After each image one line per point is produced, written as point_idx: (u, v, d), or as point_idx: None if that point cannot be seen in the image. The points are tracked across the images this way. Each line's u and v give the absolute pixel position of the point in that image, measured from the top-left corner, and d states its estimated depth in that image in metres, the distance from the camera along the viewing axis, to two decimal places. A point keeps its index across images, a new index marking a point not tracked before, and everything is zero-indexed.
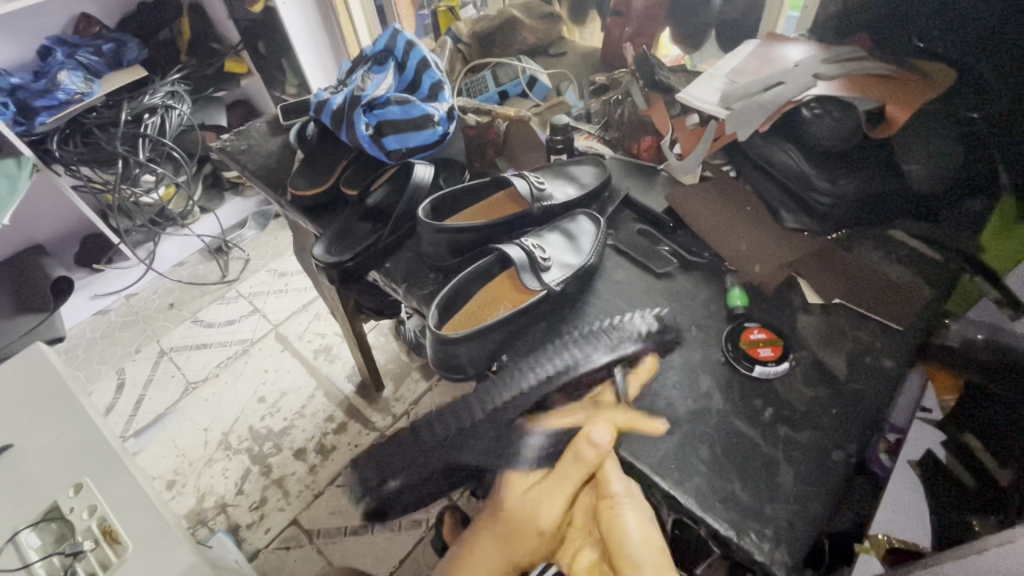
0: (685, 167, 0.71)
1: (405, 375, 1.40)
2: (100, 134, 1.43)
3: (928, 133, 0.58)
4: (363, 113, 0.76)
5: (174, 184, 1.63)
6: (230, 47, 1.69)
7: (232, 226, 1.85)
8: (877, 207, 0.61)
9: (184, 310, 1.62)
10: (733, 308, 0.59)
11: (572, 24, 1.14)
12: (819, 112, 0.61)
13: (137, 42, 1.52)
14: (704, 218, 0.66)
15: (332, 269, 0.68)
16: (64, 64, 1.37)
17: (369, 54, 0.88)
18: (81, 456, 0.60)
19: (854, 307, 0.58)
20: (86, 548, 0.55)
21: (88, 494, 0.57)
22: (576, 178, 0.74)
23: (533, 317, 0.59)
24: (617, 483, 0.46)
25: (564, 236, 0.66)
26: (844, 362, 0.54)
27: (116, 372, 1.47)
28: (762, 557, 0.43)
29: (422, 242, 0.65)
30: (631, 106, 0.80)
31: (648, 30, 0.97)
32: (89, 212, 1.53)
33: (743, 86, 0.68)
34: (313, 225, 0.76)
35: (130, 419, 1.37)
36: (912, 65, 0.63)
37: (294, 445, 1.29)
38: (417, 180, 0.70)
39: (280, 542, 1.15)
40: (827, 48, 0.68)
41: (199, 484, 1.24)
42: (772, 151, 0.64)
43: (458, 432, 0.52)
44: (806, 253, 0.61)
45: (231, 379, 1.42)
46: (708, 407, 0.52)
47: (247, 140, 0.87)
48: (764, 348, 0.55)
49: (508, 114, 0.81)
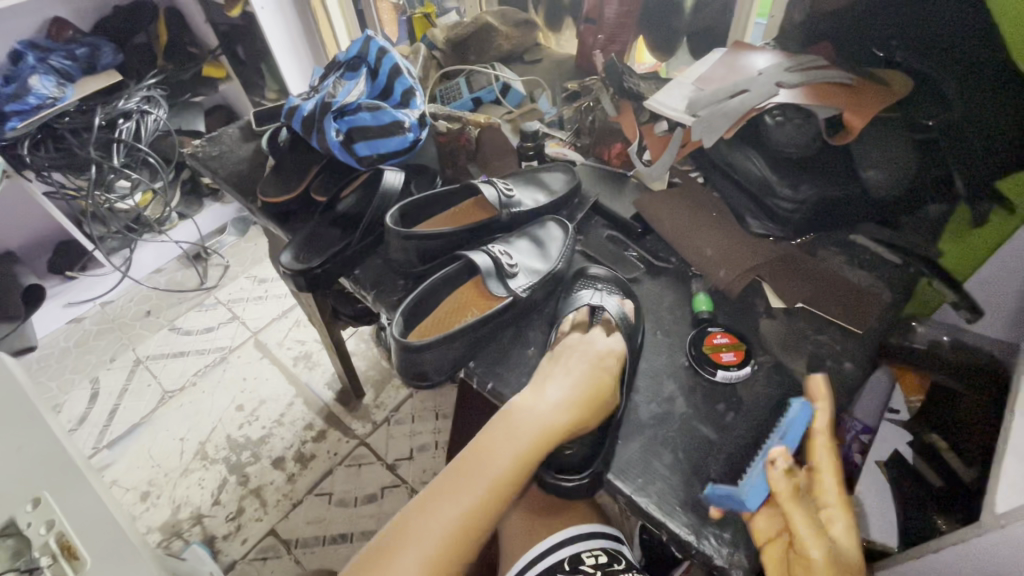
0: (654, 173, 0.72)
1: (386, 381, 1.39)
2: (73, 139, 1.41)
3: (882, 139, 0.59)
4: (334, 119, 0.76)
5: (151, 190, 1.61)
6: (209, 52, 1.68)
7: (211, 232, 1.83)
8: (839, 213, 0.62)
9: (162, 318, 1.59)
10: (699, 313, 0.60)
11: (548, 31, 1.15)
12: (782, 119, 0.61)
13: (112, 47, 1.50)
14: (670, 223, 0.66)
15: (300, 275, 0.67)
16: (35, 68, 1.35)
17: (342, 60, 0.88)
18: (42, 468, 0.56)
19: (815, 310, 0.59)
20: (42, 564, 0.52)
21: (48, 508, 0.54)
22: (546, 185, 0.74)
23: (500, 323, 0.59)
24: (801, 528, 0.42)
25: (533, 242, 0.66)
26: (804, 366, 0.56)
27: (90, 381, 1.45)
28: (721, 560, 0.43)
29: (390, 249, 0.65)
30: (602, 113, 0.82)
31: (620, 38, 0.98)
32: (62, 219, 1.50)
33: (709, 93, 0.69)
34: (283, 232, 0.76)
35: (103, 430, 1.34)
36: (870, 73, 0.64)
37: (272, 454, 1.27)
38: (387, 186, 0.70)
39: (258, 552, 1.13)
40: (791, 57, 0.70)
41: (175, 495, 1.21)
42: (737, 158, 0.64)
43: (495, 367, 0.57)
44: (770, 259, 0.62)
45: (208, 387, 1.40)
46: (670, 411, 0.52)
47: (219, 146, 0.87)
48: (726, 353, 0.55)
49: (479, 121, 0.84)
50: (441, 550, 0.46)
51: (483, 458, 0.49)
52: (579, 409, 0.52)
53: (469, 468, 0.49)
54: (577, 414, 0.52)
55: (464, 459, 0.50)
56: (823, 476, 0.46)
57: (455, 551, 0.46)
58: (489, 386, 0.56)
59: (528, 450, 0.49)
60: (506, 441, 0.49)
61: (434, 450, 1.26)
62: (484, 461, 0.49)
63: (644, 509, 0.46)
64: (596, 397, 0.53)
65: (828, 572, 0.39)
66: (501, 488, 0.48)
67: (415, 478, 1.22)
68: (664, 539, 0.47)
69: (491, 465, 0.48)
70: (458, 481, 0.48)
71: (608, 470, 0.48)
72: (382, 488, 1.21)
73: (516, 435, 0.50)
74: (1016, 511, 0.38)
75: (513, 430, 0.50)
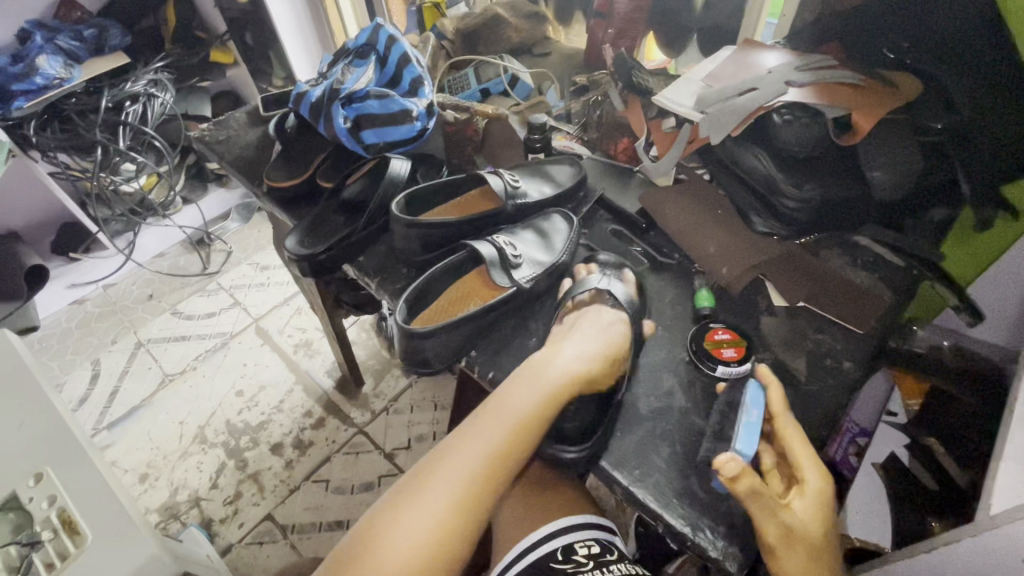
0: (661, 168, 0.72)
1: (386, 371, 1.39)
2: (80, 120, 1.41)
3: (891, 140, 0.59)
4: (342, 106, 0.76)
5: (155, 174, 1.62)
6: (216, 37, 1.67)
7: (214, 218, 1.83)
8: (844, 213, 0.62)
9: (164, 302, 1.60)
10: (700, 308, 0.60)
11: (557, 24, 1.15)
12: (789, 118, 0.61)
13: (121, 29, 1.50)
14: (674, 219, 0.66)
15: (304, 261, 0.68)
16: (43, 49, 1.35)
17: (351, 48, 0.88)
18: (46, 442, 0.58)
19: (818, 310, 0.59)
20: (45, 538, 0.54)
21: (49, 483, 0.56)
22: (552, 177, 0.74)
23: (503, 313, 0.59)
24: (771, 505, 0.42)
25: (537, 234, 0.67)
26: (804, 364, 0.56)
27: (91, 363, 1.45)
28: (715, 553, 0.44)
29: (395, 237, 0.65)
30: (608, 108, 0.82)
31: (630, 32, 0.98)
32: (67, 200, 1.50)
33: (717, 89, 0.69)
34: (289, 217, 0.76)
35: (103, 411, 1.35)
36: (880, 74, 0.64)
37: (271, 440, 1.28)
38: (393, 174, 0.70)
39: (254, 536, 1.14)
40: (801, 56, 0.69)
41: (173, 477, 1.22)
42: (743, 155, 0.65)
43: (496, 355, 0.57)
44: (775, 257, 0.62)
45: (209, 372, 1.41)
46: (669, 405, 0.53)
47: (226, 130, 0.87)
48: (727, 349, 0.55)
49: (487, 111, 0.83)
50: (460, 493, 0.48)
51: (503, 403, 0.52)
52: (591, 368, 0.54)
53: (491, 410, 0.51)
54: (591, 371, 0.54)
55: (480, 411, 0.52)
56: (794, 448, 0.45)
57: (479, 485, 0.48)
58: (490, 375, 0.56)
59: (543, 401, 0.51)
60: (521, 393, 0.52)
61: (431, 440, 1.27)
62: (499, 412, 0.51)
63: (641, 501, 0.47)
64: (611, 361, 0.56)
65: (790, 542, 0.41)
66: (521, 430, 0.50)
67: (412, 467, 1.23)
68: (660, 531, 0.47)
69: (511, 407, 0.51)
70: (481, 420, 0.51)
71: (605, 460, 0.49)
72: (379, 476, 1.22)
73: (535, 382, 0.52)
74: (1011, 511, 0.39)
75: (533, 378, 0.53)
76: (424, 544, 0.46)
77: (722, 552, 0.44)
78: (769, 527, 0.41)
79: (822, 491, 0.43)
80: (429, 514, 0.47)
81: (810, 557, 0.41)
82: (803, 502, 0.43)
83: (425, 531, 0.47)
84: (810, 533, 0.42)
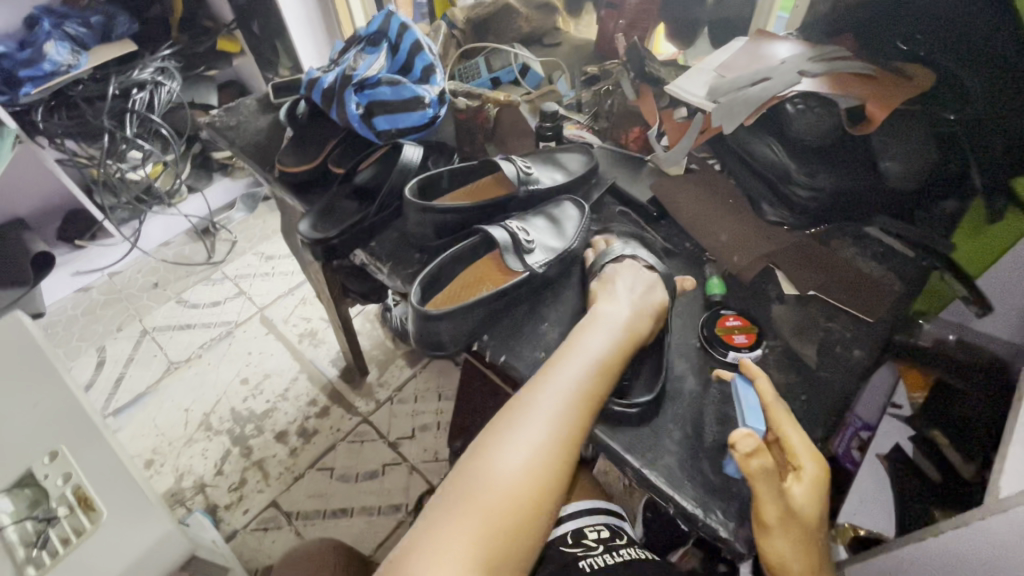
0: (671, 158, 0.71)
1: (391, 361, 1.40)
2: (87, 107, 1.41)
3: (904, 130, 0.59)
4: (354, 92, 0.76)
5: (162, 162, 1.62)
6: (223, 26, 1.67)
7: (220, 208, 1.83)
8: (855, 203, 0.62)
9: (169, 290, 1.60)
10: (710, 296, 0.60)
11: (567, 15, 1.14)
12: (802, 108, 0.62)
13: (128, 16, 1.49)
14: (686, 209, 0.67)
15: (317, 245, 0.68)
16: (51, 35, 1.35)
17: (363, 35, 0.88)
18: (61, 422, 0.61)
19: (828, 298, 0.60)
20: (60, 514, 0.55)
21: (62, 461, 0.58)
22: (563, 165, 0.75)
23: (515, 298, 0.60)
24: (770, 488, 0.41)
25: (549, 220, 0.67)
26: (814, 351, 0.56)
27: (96, 350, 1.46)
28: (726, 533, 0.44)
29: (408, 223, 0.66)
30: (620, 97, 0.82)
31: (641, 24, 0.98)
32: (73, 188, 1.50)
33: (730, 79, 0.69)
34: (301, 203, 0.77)
35: (109, 397, 1.36)
36: (894, 66, 0.64)
37: (276, 428, 1.28)
38: (405, 160, 0.71)
39: (258, 523, 1.15)
40: (814, 47, 0.70)
41: (178, 464, 1.23)
42: (756, 145, 0.65)
43: (509, 340, 0.58)
44: (786, 246, 0.63)
45: (214, 360, 1.41)
46: (681, 390, 0.53)
47: (237, 116, 0.87)
48: (738, 335, 0.56)
49: (499, 98, 0.83)
50: (553, 429, 0.46)
51: (580, 345, 0.52)
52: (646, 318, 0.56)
53: (569, 351, 0.51)
54: (648, 320, 0.56)
55: (553, 356, 0.52)
56: (788, 433, 0.45)
57: (574, 418, 0.47)
58: (502, 359, 0.57)
59: (611, 344, 0.52)
60: (592, 337, 0.53)
61: (435, 430, 1.28)
62: (574, 355, 0.51)
63: (653, 482, 0.47)
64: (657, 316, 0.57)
65: (785, 524, 0.41)
66: (603, 366, 0.50)
67: (416, 456, 1.24)
68: (671, 513, 0.48)
69: (587, 348, 0.51)
70: (562, 360, 0.51)
71: (617, 442, 0.49)
72: (384, 465, 1.22)
73: (603, 327, 0.54)
74: (1020, 495, 0.39)
75: (600, 325, 0.54)
76: (528, 474, 0.45)
77: (733, 531, 0.44)
78: (767, 508, 0.41)
79: (818, 475, 0.43)
80: (529, 448, 0.45)
81: (804, 537, 0.42)
82: (802, 488, 0.42)
83: (523, 468, 0.45)
84: (806, 516, 0.42)
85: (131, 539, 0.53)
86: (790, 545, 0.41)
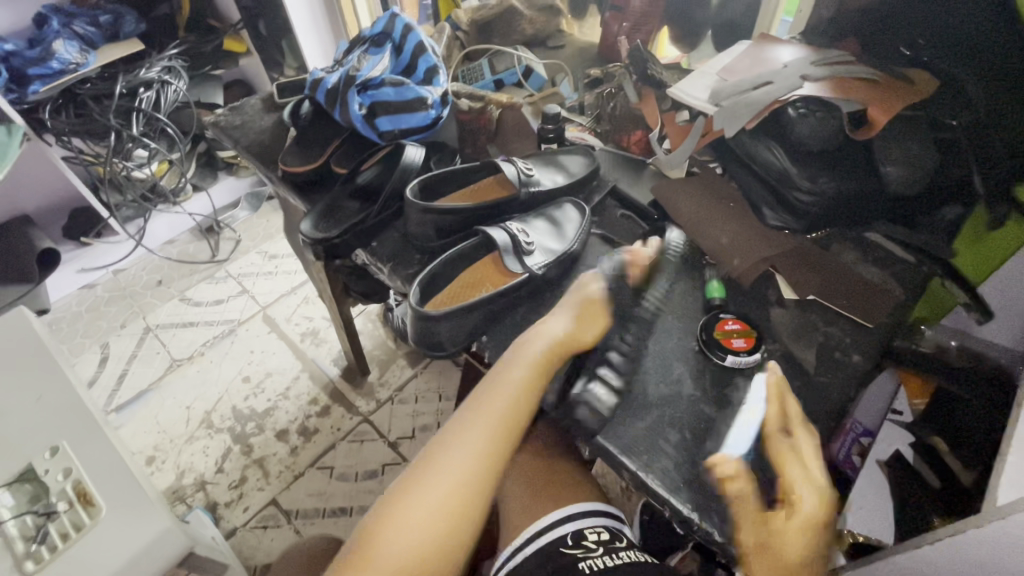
0: (672, 161, 0.73)
1: (391, 361, 1.40)
2: (94, 105, 1.42)
3: (906, 136, 0.59)
4: (358, 93, 0.77)
5: (167, 161, 1.63)
6: (230, 26, 1.68)
7: (224, 206, 1.84)
8: (856, 209, 0.62)
9: (172, 288, 1.61)
10: (710, 300, 0.60)
11: (571, 18, 1.14)
12: (804, 111, 0.61)
13: (135, 15, 1.51)
14: (687, 212, 0.67)
15: (318, 245, 0.68)
16: (60, 34, 1.36)
17: (367, 36, 0.88)
18: (64, 419, 0.61)
19: (828, 303, 0.59)
20: (60, 509, 0.55)
21: (64, 457, 0.59)
22: (565, 167, 0.75)
23: (514, 299, 0.60)
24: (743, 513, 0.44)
25: (549, 222, 0.67)
26: (813, 356, 0.56)
27: (100, 346, 1.47)
28: (722, 537, 0.44)
29: (409, 223, 0.66)
30: (623, 100, 0.82)
31: (645, 26, 0.97)
32: (80, 185, 1.51)
33: (733, 83, 0.69)
34: (303, 202, 0.77)
35: (112, 393, 1.36)
36: (898, 71, 0.64)
37: (276, 427, 1.29)
38: (407, 161, 0.71)
39: (258, 521, 1.15)
40: (817, 51, 0.69)
41: (179, 461, 1.24)
42: (757, 148, 0.65)
43: (508, 341, 0.58)
44: (786, 250, 0.63)
45: (216, 358, 1.42)
46: (679, 393, 0.53)
47: (241, 116, 0.87)
48: (737, 339, 0.56)
49: (501, 100, 0.83)
50: (474, 462, 0.51)
51: (502, 376, 0.54)
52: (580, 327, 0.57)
53: (492, 384, 0.54)
54: (581, 332, 0.57)
55: (482, 388, 0.55)
56: (790, 468, 0.46)
57: (490, 450, 0.51)
58: (500, 360, 0.57)
59: (533, 372, 0.54)
60: (514, 370, 0.54)
61: (436, 430, 1.28)
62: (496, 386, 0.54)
63: (650, 486, 0.47)
64: (599, 312, 0.59)
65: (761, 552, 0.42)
66: (522, 396, 0.53)
67: (416, 456, 1.24)
68: (667, 516, 0.48)
69: (509, 380, 0.54)
70: (484, 392, 0.54)
71: (612, 444, 0.49)
72: (383, 464, 1.23)
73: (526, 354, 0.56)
74: (1017, 502, 0.39)
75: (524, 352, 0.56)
76: (446, 510, 0.49)
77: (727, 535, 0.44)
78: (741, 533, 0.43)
79: (812, 514, 0.43)
80: (447, 486, 0.50)
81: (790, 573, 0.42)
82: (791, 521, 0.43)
83: (443, 504, 0.49)
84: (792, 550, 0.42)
85: (130, 535, 0.54)
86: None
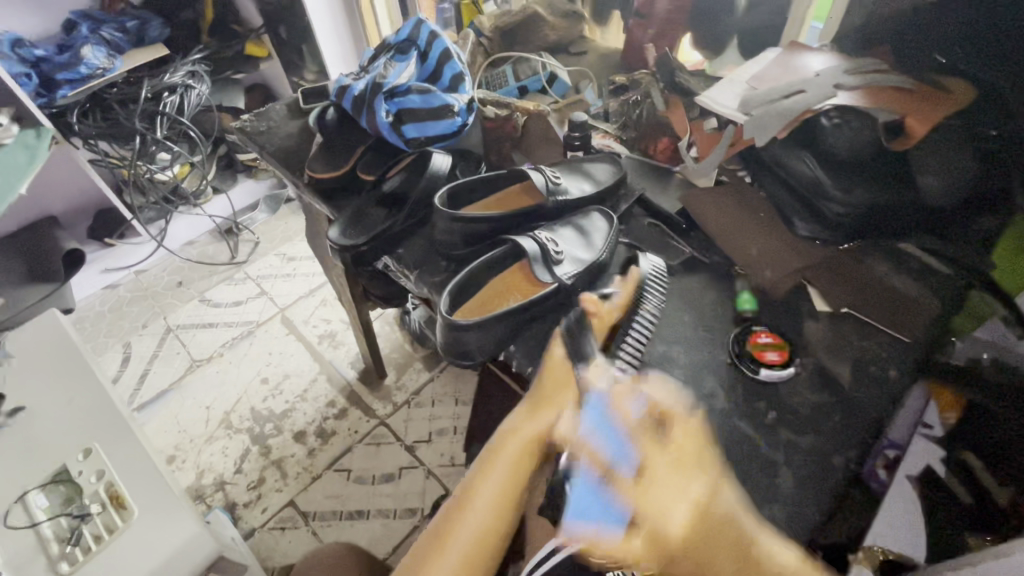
0: (701, 169, 0.73)
1: (408, 364, 1.41)
2: (119, 110, 1.45)
3: (948, 145, 0.57)
4: (385, 100, 0.77)
5: (189, 163, 1.65)
6: (252, 30, 1.70)
7: (243, 208, 1.86)
8: (889, 220, 0.61)
9: (192, 289, 1.63)
10: (742, 312, 0.62)
11: (594, 23, 1.14)
12: (838, 121, 0.61)
13: (161, 21, 1.53)
14: (716, 221, 0.67)
15: (345, 251, 0.69)
16: (88, 39, 1.39)
17: (393, 43, 0.89)
18: (95, 421, 0.63)
19: (863, 316, 0.59)
20: (93, 511, 0.56)
21: (97, 459, 0.60)
22: (591, 175, 0.75)
23: (543, 309, 0.60)
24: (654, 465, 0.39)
25: (577, 231, 0.67)
26: (848, 370, 0.55)
27: (122, 346, 1.49)
28: None
29: (437, 230, 0.66)
30: (650, 107, 0.82)
31: (669, 33, 0.98)
32: (104, 187, 1.54)
33: (763, 91, 0.68)
34: (329, 208, 0.77)
35: (134, 392, 1.39)
36: (932, 80, 0.63)
37: (294, 428, 1.30)
38: (434, 169, 0.73)
39: (276, 522, 1.16)
40: (849, 59, 0.69)
41: (199, 461, 1.25)
42: (790, 159, 0.64)
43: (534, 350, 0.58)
44: (817, 263, 0.62)
45: (235, 360, 1.43)
46: (711, 407, 0.53)
47: (267, 121, 0.88)
48: (770, 353, 0.56)
49: (527, 108, 0.84)
50: (472, 555, 0.47)
51: (496, 457, 0.49)
52: (548, 410, 0.50)
53: (487, 464, 0.49)
54: (552, 415, 0.50)
55: (478, 466, 0.50)
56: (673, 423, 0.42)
57: (491, 534, 0.48)
58: (528, 369, 0.57)
59: (525, 451, 0.49)
60: (486, 484, 0.48)
61: (452, 434, 1.28)
62: (492, 467, 0.49)
63: None
64: (566, 384, 0.51)
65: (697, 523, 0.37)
66: (517, 477, 0.49)
67: (432, 460, 1.24)
68: None
69: (502, 459, 0.49)
70: (481, 475, 0.49)
71: None
72: (400, 468, 1.23)
73: (521, 430, 0.50)
74: None
75: (517, 427, 0.50)
76: None
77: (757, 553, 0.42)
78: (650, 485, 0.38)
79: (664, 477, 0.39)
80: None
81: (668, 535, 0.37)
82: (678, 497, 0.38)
83: None
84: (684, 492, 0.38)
85: (161, 539, 0.54)
86: (687, 528, 0.37)
